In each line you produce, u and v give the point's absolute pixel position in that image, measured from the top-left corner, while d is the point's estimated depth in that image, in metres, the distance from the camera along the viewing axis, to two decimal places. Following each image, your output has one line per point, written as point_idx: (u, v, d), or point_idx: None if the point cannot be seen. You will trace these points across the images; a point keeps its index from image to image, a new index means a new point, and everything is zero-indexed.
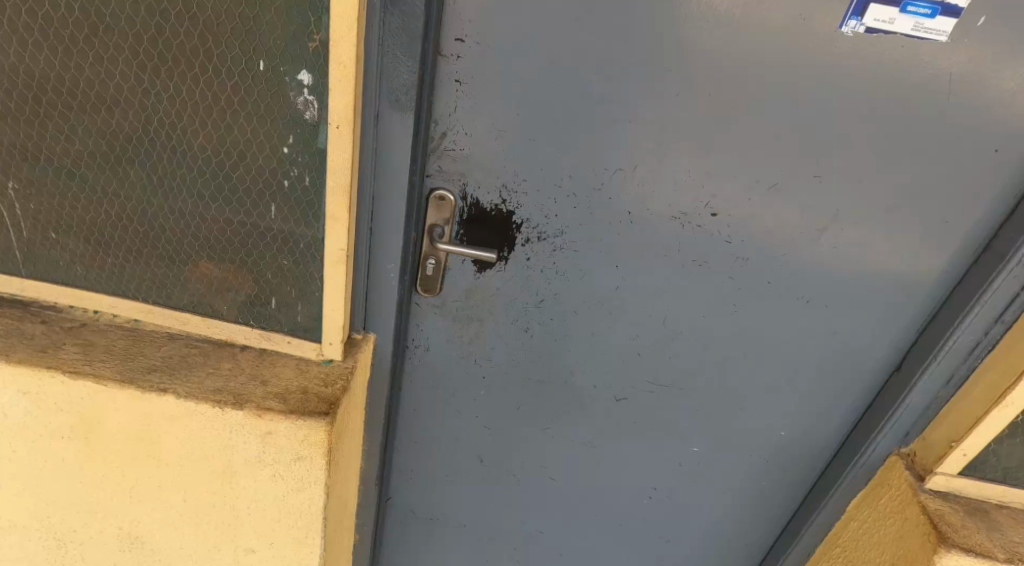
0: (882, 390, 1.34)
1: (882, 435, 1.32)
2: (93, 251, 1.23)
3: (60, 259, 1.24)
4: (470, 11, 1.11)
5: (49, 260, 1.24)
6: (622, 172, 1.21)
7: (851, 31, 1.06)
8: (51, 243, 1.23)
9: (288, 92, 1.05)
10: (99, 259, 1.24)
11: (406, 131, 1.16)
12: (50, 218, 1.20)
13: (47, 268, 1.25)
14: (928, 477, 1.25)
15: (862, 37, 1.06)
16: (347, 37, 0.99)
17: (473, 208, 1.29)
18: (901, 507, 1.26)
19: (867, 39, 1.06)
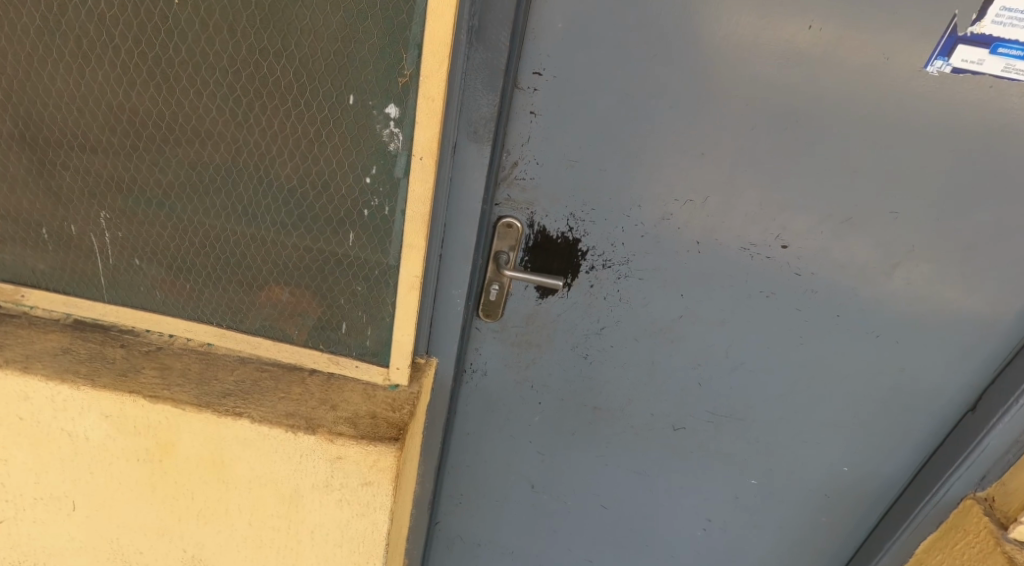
0: (955, 430, 1.35)
1: (957, 477, 1.33)
2: (174, 278, 1.30)
3: (144, 283, 1.32)
4: (550, 45, 1.15)
5: (133, 285, 1.32)
6: (691, 203, 1.24)
7: (936, 71, 1.09)
8: (135, 269, 1.30)
9: (373, 125, 1.09)
10: (180, 285, 1.31)
11: (482, 161, 1.19)
12: (139, 246, 1.28)
13: (129, 293, 1.34)
14: (1012, 526, 1.25)
15: (948, 77, 1.09)
16: (437, 73, 1.02)
17: (539, 235, 1.31)
18: (981, 556, 1.27)
19: (954, 78, 1.09)
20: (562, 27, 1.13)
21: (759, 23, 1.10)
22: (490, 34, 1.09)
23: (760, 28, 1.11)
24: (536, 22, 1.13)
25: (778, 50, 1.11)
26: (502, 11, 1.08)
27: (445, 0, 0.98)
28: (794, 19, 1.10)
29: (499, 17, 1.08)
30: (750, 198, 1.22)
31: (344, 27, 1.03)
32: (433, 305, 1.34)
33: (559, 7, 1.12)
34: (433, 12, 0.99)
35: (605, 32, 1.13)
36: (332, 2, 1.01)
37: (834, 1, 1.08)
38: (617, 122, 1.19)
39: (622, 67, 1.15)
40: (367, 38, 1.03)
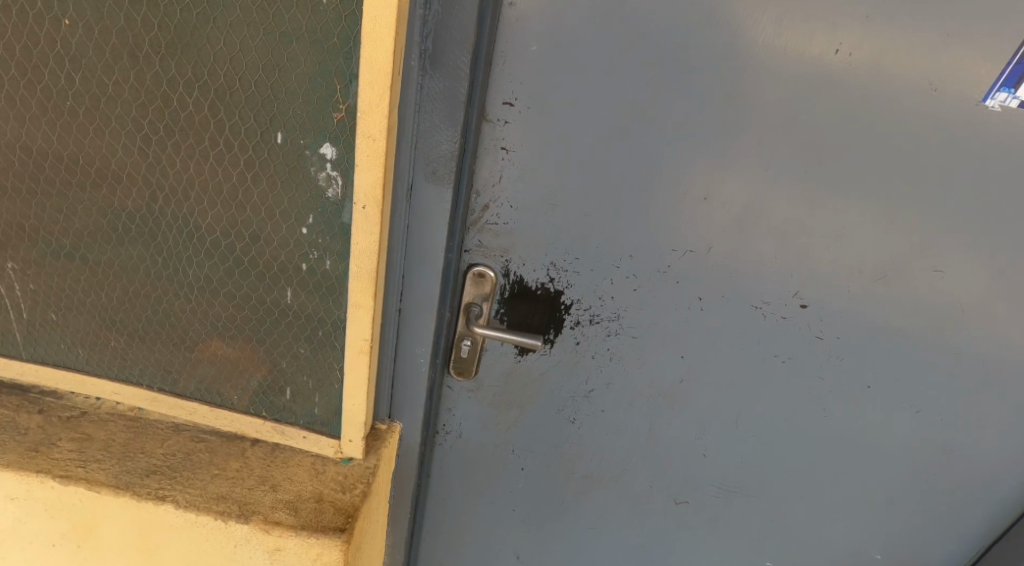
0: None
1: None
2: (95, 336, 1.14)
3: (63, 341, 1.16)
4: (521, 71, 0.96)
5: (51, 342, 1.16)
6: (693, 253, 1.04)
7: (998, 105, 0.91)
8: (51, 325, 1.15)
9: (304, 167, 0.90)
10: (102, 343, 1.15)
11: (444, 206, 1.00)
12: (53, 299, 1.12)
13: (48, 350, 1.18)
14: None
15: (1012, 112, 0.91)
16: (377, 108, 0.84)
17: (516, 285, 1.12)
18: None
19: (1017, 113, 0.91)
20: (536, 49, 0.94)
21: (776, 42, 0.91)
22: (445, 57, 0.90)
23: (778, 48, 0.91)
24: (504, 43, 0.94)
25: (798, 74, 0.92)
26: (459, 31, 0.89)
27: (381, 21, 0.80)
28: (819, 39, 0.90)
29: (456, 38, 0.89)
30: (764, 246, 1.02)
31: (263, 54, 0.85)
32: (394, 364, 1.16)
33: (532, 25, 0.93)
34: (366, 35, 0.81)
35: (588, 54, 0.94)
36: (248, 24, 0.84)
37: (868, 19, 0.89)
38: (604, 159, 1.00)
39: (608, 96, 0.96)
40: (293, 66, 0.85)
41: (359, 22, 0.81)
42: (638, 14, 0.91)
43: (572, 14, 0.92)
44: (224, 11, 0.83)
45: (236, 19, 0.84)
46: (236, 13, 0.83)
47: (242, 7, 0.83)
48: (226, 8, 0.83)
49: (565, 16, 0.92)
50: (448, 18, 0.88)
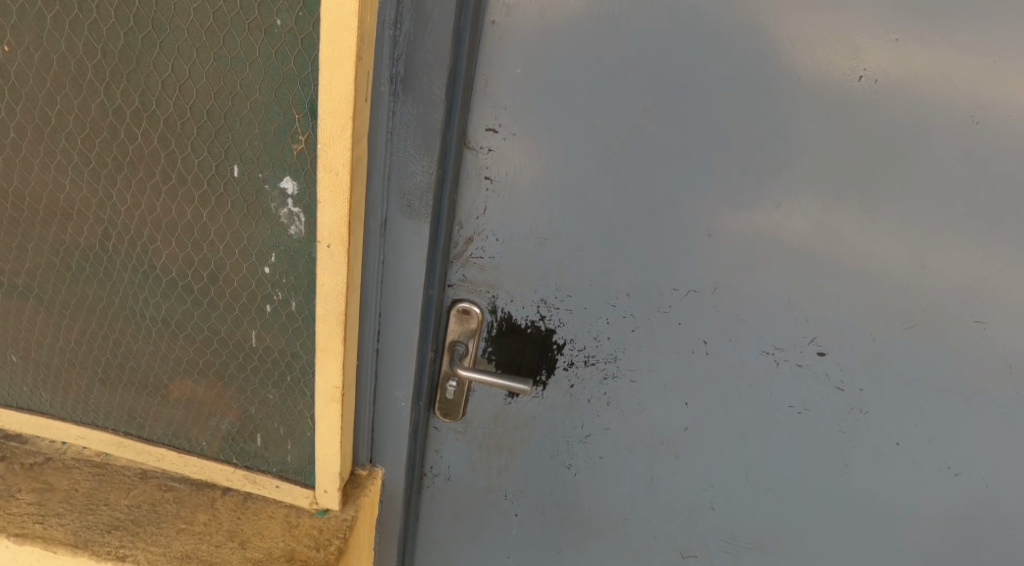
0: None
1: None
2: (55, 378, 1.07)
3: (24, 385, 1.10)
4: (505, 94, 0.87)
5: (13, 383, 1.10)
6: (696, 291, 0.95)
7: None
8: (12, 365, 1.08)
9: (263, 202, 0.83)
10: (65, 386, 1.08)
11: (421, 242, 0.92)
12: (13, 340, 1.06)
13: (11, 391, 1.12)
14: None
15: None
16: (339, 139, 0.75)
17: (505, 322, 1.03)
18: None
19: None
20: (521, 71, 0.85)
21: (788, 62, 0.82)
22: (420, 82, 0.81)
23: (790, 68, 0.82)
24: (486, 65, 0.86)
25: (815, 96, 0.83)
26: (434, 54, 0.79)
27: (341, 47, 0.71)
28: (841, 63, 0.81)
29: (432, 62, 0.80)
30: (776, 285, 0.93)
31: (215, 81, 0.77)
32: (372, 408, 1.08)
33: (516, 45, 0.84)
34: (325, 62, 0.72)
35: (578, 77, 0.85)
36: (197, 49, 0.76)
37: (897, 41, 0.80)
38: (597, 190, 0.91)
39: (601, 121, 0.87)
40: (247, 93, 0.77)
41: (316, 45, 0.73)
42: (633, 33, 0.82)
43: (560, 33, 0.83)
44: (171, 35, 0.76)
45: (184, 43, 0.76)
46: (184, 36, 0.76)
47: (190, 30, 0.76)
48: (173, 31, 0.76)
49: (553, 35, 0.83)
50: (422, 37, 0.79)
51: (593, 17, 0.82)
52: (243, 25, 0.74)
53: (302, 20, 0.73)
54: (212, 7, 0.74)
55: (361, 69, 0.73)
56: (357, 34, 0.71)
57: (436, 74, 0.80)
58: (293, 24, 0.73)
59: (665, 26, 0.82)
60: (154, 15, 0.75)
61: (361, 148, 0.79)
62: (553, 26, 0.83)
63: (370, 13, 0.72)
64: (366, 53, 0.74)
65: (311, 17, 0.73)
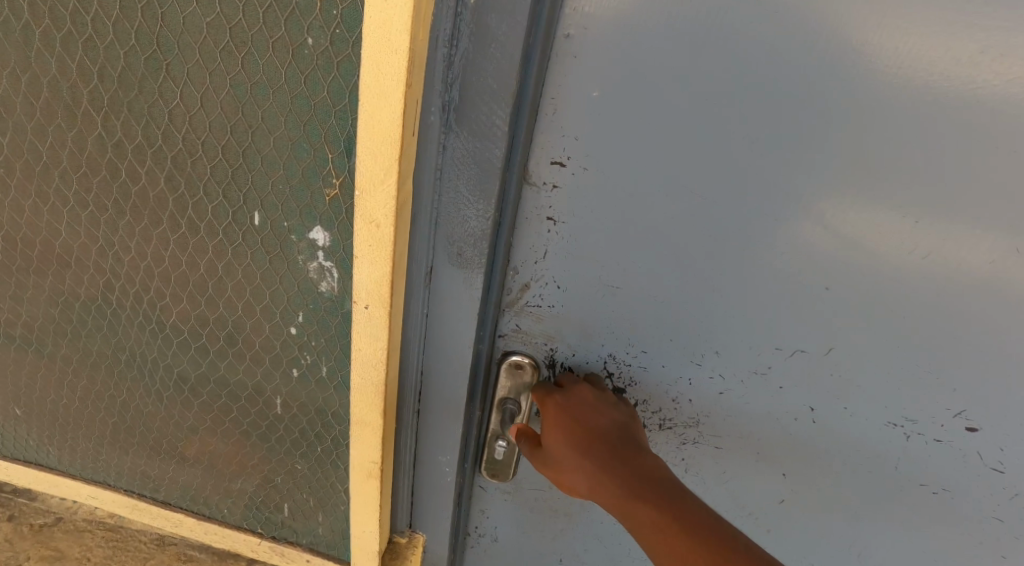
0: None
1: None
2: (61, 434, 0.95)
3: (28, 439, 0.98)
4: (574, 120, 0.72)
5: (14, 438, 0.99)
6: (802, 352, 0.79)
7: None
8: (13, 419, 0.97)
9: (288, 255, 0.69)
10: (71, 442, 0.96)
11: (473, 294, 0.78)
12: (13, 393, 0.94)
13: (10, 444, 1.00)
14: None
15: None
16: (380, 184, 0.61)
17: (564, 377, 0.87)
18: None
19: None
20: (597, 93, 0.70)
21: (955, 83, 0.63)
22: (478, 110, 0.68)
23: (958, 94, 0.64)
24: (553, 85, 0.70)
25: (989, 126, 0.64)
26: (498, 78, 0.66)
27: (388, 73, 0.57)
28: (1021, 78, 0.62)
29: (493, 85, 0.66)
30: (909, 352, 0.76)
31: (232, 111, 0.63)
32: (411, 472, 0.95)
33: (591, 61, 0.68)
34: (365, 89, 0.58)
35: (669, 100, 0.69)
36: (209, 74, 0.62)
37: None
38: (683, 232, 0.76)
39: (693, 152, 0.71)
40: (271, 128, 0.63)
41: (356, 71, 0.59)
42: (743, 44, 0.65)
43: (652, 47, 0.67)
44: (178, 55, 0.62)
45: (194, 65, 0.62)
46: (194, 57, 0.62)
47: (202, 50, 0.61)
48: (180, 50, 0.61)
49: (641, 49, 0.67)
50: (480, 57, 0.66)
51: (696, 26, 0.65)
52: (265, 44, 0.59)
53: (339, 40, 0.58)
54: (227, 22, 0.59)
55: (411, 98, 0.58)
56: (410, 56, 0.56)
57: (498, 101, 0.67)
58: (328, 43, 0.58)
59: (788, 37, 0.65)
60: (158, 32, 0.61)
61: (406, 188, 0.64)
62: (640, 38, 0.67)
63: (423, 27, 0.57)
64: (416, 78, 0.59)
65: (350, 36, 0.58)
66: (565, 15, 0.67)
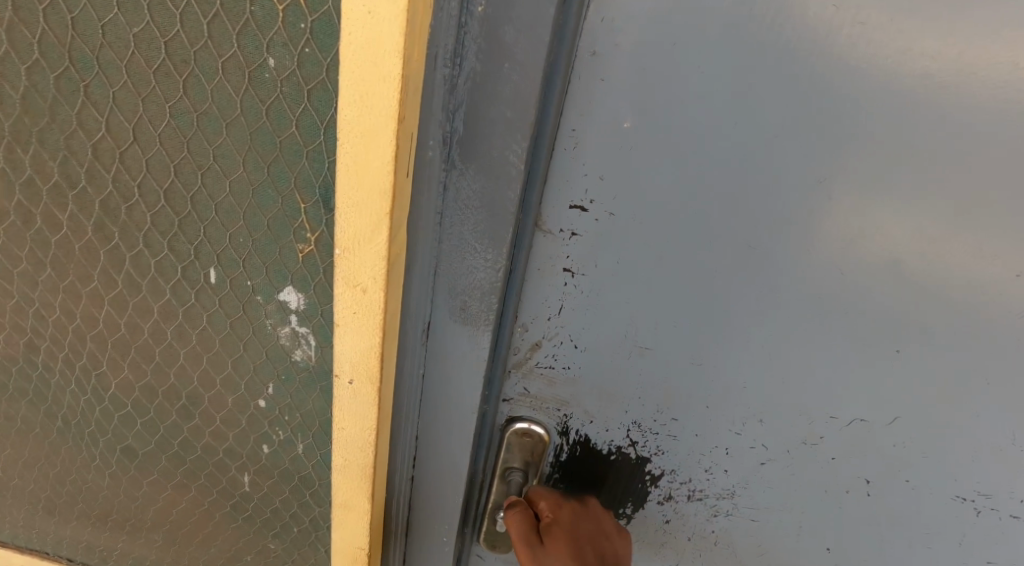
0: None
1: None
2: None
3: None
4: (597, 156, 0.60)
5: None
6: (863, 423, 0.68)
7: None
8: None
9: (253, 313, 0.62)
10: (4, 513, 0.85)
11: (478, 353, 0.67)
12: None
13: None
14: None
15: None
16: (368, 241, 0.51)
17: (579, 446, 0.76)
18: None
19: None
20: (628, 125, 0.58)
21: None
22: (487, 139, 0.57)
23: None
24: (573, 116, 0.59)
25: None
26: (511, 106, 0.56)
27: (377, 106, 0.46)
28: None
29: (503, 109, 0.56)
30: (990, 421, 0.65)
31: (175, 148, 0.56)
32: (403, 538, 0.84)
33: (622, 85, 0.57)
34: (345, 126, 0.47)
35: (712, 133, 0.58)
36: (143, 99, 0.54)
37: None
38: (726, 284, 0.64)
39: (739, 195, 0.60)
40: (228, 167, 0.55)
41: (332, 100, 0.51)
42: (813, 61, 0.54)
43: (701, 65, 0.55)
44: (100, 75, 0.54)
45: (121, 88, 0.54)
46: (120, 77, 0.54)
47: (130, 70, 0.53)
48: (102, 69, 0.53)
49: (681, 70, 0.56)
50: (492, 79, 0.55)
51: (748, 43, 0.54)
52: (213, 64, 0.52)
53: (308, 60, 0.50)
54: (161, 36, 0.52)
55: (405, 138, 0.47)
56: (403, 83, 0.45)
57: (514, 132, 0.57)
58: (294, 65, 0.50)
59: (866, 54, 0.54)
60: (70, 43, 0.53)
61: (400, 244, 0.53)
62: (680, 57, 0.55)
63: (418, 48, 0.46)
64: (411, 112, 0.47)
65: (322, 56, 0.50)
66: (588, 29, 0.55)
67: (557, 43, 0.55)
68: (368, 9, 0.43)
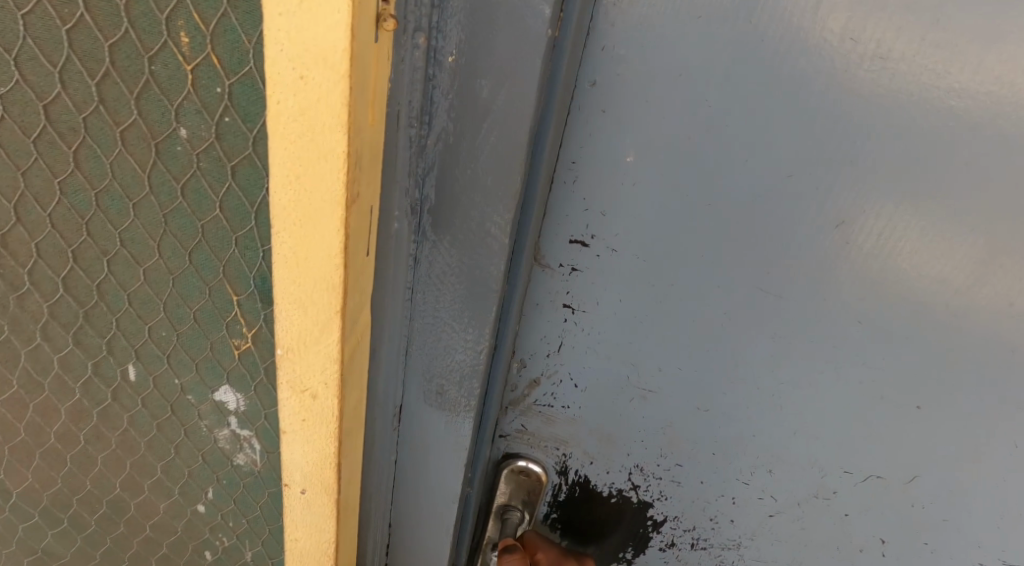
0: None
1: None
2: None
3: None
4: (597, 191, 0.56)
5: None
6: (878, 479, 0.64)
7: None
8: None
9: (179, 403, 0.65)
10: None
11: (459, 442, 0.65)
12: None
13: None
14: None
15: None
16: (315, 343, 0.51)
17: (579, 488, 0.72)
18: None
19: None
20: (631, 159, 0.54)
21: None
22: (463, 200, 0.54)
23: None
24: (571, 151, 0.55)
25: None
26: (492, 173, 0.52)
27: (320, 190, 0.45)
28: None
29: (487, 175, 0.52)
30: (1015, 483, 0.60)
31: (71, 230, 0.56)
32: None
33: (623, 120, 0.53)
34: (282, 212, 0.46)
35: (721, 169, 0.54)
36: (23, 173, 0.54)
37: None
38: (735, 324, 0.60)
39: (749, 235, 0.56)
40: (139, 253, 0.57)
41: (260, 177, 0.51)
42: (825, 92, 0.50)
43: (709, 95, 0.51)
44: None
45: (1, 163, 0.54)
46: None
47: (12, 147, 0.53)
48: None
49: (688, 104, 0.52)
50: (465, 135, 0.51)
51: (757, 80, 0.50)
52: (111, 133, 0.51)
53: (230, 132, 0.50)
54: (40, 98, 0.51)
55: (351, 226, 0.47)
56: (347, 161, 0.44)
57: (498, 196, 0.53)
58: (212, 137, 0.51)
59: (884, 87, 0.49)
60: None
61: (355, 339, 0.54)
62: (686, 91, 0.51)
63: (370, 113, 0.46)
64: (363, 185, 0.47)
65: (246, 127, 0.50)
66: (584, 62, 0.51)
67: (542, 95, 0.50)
68: (299, 73, 0.42)
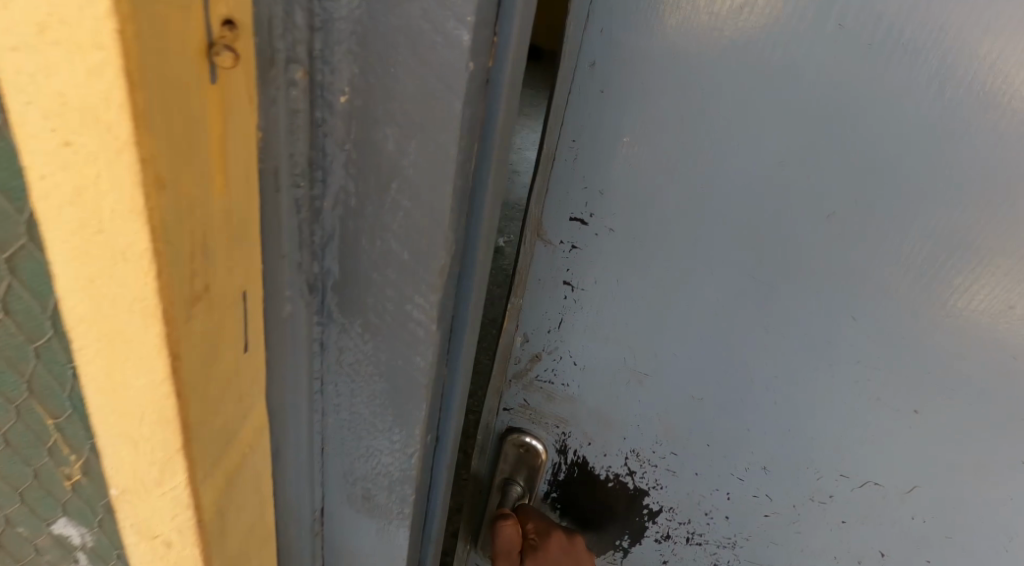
0: None
1: None
2: None
3: None
4: (593, 171, 0.57)
5: None
6: (876, 484, 0.64)
7: None
8: None
9: (16, 518, 0.53)
10: None
11: (395, 553, 0.60)
12: None
13: None
14: None
15: None
16: (156, 488, 0.41)
17: (577, 468, 0.73)
18: None
19: None
20: (626, 141, 0.55)
21: None
22: (373, 278, 0.45)
23: None
24: (567, 130, 0.56)
25: None
26: (407, 247, 0.43)
27: (123, 299, 0.34)
28: None
29: (401, 252, 0.43)
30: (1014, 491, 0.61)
31: None
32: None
33: (618, 102, 0.54)
34: (84, 326, 0.37)
35: (716, 157, 0.54)
36: None
37: None
38: (732, 309, 0.60)
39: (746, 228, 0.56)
40: None
41: (42, 272, 0.39)
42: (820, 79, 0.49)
43: (703, 80, 0.51)
44: None
45: None
46: None
47: None
48: None
49: (684, 89, 0.52)
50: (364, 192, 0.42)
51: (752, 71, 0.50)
52: None
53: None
54: None
55: (181, 339, 0.36)
56: (156, 256, 0.33)
57: (420, 287, 0.44)
58: None
59: (880, 74, 0.48)
60: None
61: (233, 458, 0.45)
62: (680, 76, 0.51)
63: (218, 178, 0.35)
64: (215, 276, 0.37)
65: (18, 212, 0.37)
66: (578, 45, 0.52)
67: (461, 153, 0.39)
68: (61, 137, 0.31)
